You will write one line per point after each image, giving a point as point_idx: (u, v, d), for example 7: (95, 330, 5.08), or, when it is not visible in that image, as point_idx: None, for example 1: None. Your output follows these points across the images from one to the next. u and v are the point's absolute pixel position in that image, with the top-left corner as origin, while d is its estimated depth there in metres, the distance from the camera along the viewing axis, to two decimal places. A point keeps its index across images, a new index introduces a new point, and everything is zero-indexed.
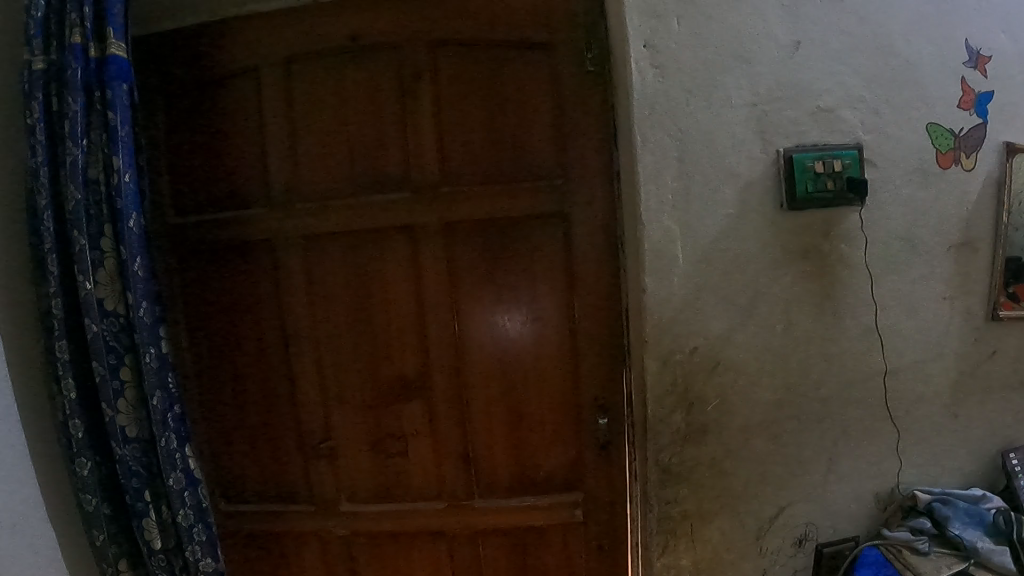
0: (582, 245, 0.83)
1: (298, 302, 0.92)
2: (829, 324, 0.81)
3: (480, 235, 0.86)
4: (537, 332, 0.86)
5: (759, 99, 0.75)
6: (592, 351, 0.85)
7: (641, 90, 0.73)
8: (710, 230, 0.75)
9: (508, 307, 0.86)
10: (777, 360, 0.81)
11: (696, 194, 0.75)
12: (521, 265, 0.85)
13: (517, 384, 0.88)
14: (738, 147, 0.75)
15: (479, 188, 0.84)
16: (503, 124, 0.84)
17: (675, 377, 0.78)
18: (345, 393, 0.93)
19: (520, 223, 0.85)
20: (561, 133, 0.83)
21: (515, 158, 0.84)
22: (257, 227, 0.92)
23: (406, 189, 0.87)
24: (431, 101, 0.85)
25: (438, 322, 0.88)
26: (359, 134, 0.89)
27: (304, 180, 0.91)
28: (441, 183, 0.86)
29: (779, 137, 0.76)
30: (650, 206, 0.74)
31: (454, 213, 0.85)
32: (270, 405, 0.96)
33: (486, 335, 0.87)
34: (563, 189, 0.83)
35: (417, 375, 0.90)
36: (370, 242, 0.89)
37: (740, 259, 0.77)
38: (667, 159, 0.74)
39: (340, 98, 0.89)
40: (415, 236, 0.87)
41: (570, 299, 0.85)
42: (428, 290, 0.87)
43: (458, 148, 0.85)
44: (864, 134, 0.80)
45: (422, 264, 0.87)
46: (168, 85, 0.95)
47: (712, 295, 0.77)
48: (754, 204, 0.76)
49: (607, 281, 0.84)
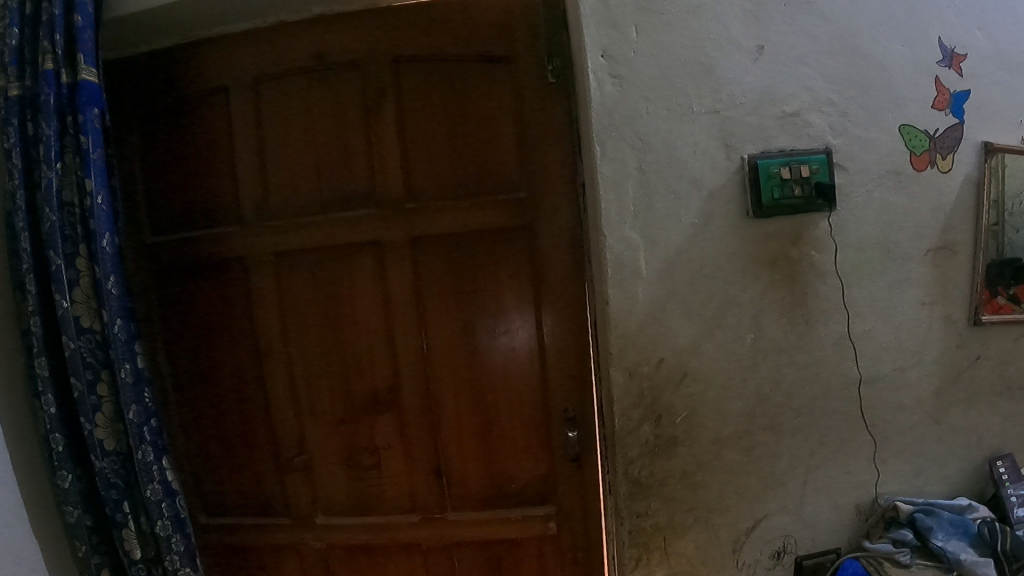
0: (548, 258, 0.82)
1: (270, 318, 0.92)
2: (801, 333, 0.80)
3: (447, 250, 0.85)
4: (506, 345, 0.86)
5: (722, 106, 0.73)
6: (561, 365, 0.84)
7: (599, 100, 0.71)
8: (674, 241, 0.73)
9: (476, 321, 0.86)
10: (747, 371, 0.79)
11: (660, 205, 0.72)
12: (488, 279, 0.85)
13: (486, 397, 0.87)
14: (702, 155, 0.73)
15: (443, 203, 0.84)
16: (467, 138, 0.84)
17: (643, 391, 0.77)
18: (317, 408, 0.92)
19: (486, 237, 0.84)
20: (523, 145, 0.82)
21: (479, 171, 0.84)
22: (229, 244, 0.93)
23: (372, 205, 0.87)
24: (395, 116, 0.85)
25: (407, 336, 0.87)
26: (326, 151, 0.89)
27: (274, 196, 0.91)
28: (406, 199, 0.85)
29: (743, 143, 0.74)
30: (612, 217, 0.72)
31: (420, 228, 0.85)
32: (246, 420, 0.97)
33: (455, 350, 0.87)
34: (528, 202, 0.82)
35: (388, 391, 0.89)
36: (338, 258, 0.89)
37: (707, 268, 0.75)
38: (627, 170, 0.72)
39: (307, 114, 0.89)
40: (382, 251, 0.87)
41: (538, 312, 0.84)
42: (396, 305, 0.87)
43: (422, 164, 0.85)
44: (834, 138, 0.78)
45: (389, 279, 0.87)
46: (145, 107, 0.96)
47: (678, 306, 0.74)
48: (719, 213, 0.74)
49: (573, 294, 0.83)
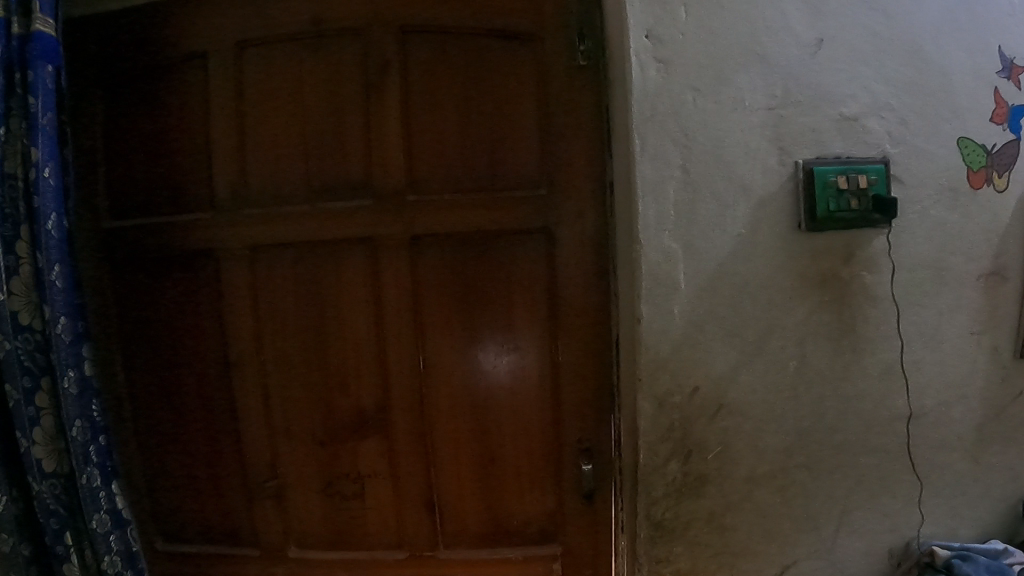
0: (567, 267, 0.72)
1: (244, 321, 0.81)
2: (847, 362, 0.72)
3: (451, 252, 0.74)
4: (514, 365, 0.75)
5: (777, 102, 0.65)
6: (577, 389, 0.73)
7: (641, 87, 0.62)
8: (718, 254, 0.63)
9: (481, 337, 0.75)
10: (787, 404, 0.70)
11: (705, 211, 0.63)
12: (497, 288, 0.74)
13: (489, 422, 0.76)
14: (753, 157, 0.64)
15: (450, 198, 0.73)
16: (480, 125, 0.73)
17: (672, 423, 0.67)
18: (294, 427, 0.81)
19: (497, 239, 0.73)
20: (545, 137, 0.72)
21: (492, 165, 0.73)
22: (200, 234, 0.81)
23: (366, 197, 0.75)
24: (399, 96, 0.74)
25: (400, 350, 0.76)
26: (318, 133, 0.78)
27: (255, 181, 0.80)
28: (407, 191, 0.74)
29: (798, 146, 0.65)
30: (650, 222, 0.62)
31: (421, 225, 0.73)
32: (213, 434, 0.85)
33: (454, 368, 0.75)
34: (548, 201, 0.71)
35: (376, 410, 0.78)
36: (325, 255, 0.77)
37: (752, 285, 0.65)
38: (670, 169, 0.62)
39: (299, 90, 0.78)
40: (376, 250, 0.75)
41: (552, 328, 0.74)
42: (389, 313, 0.75)
43: (427, 152, 0.74)
44: (891, 147, 0.70)
45: (383, 283, 0.75)
46: (111, 73, 0.85)
47: (718, 329, 0.65)
48: (769, 223, 0.65)
49: (594, 308, 0.72)
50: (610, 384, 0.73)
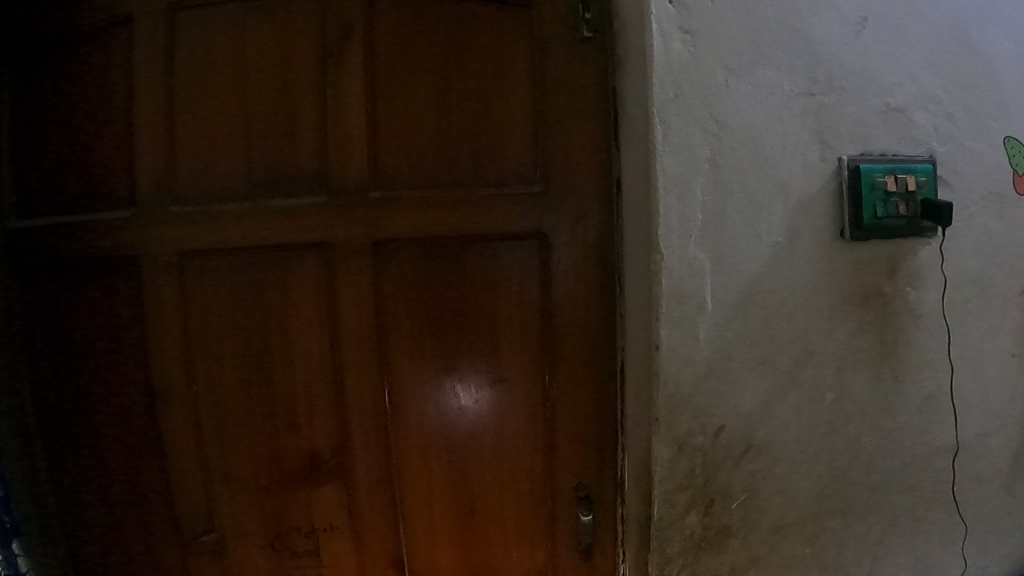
0: (564, 280, 0.59)
1: (176, 344, 0.67)
2: (888, 390, 0.62)
3: (420, 262, 0.61)
4: (497, 400, 0.62)
5: (817, 88, 0.55)
6: (577, 427, 0.61)
7: (665, 62, 0.51)
8: (750, 266, 0.52)
9: (457, 366, 0.61)
10: (823, 442, 0.59)
11: (736, 214, 0.52)
12: (478, 307, 0.61)
13: (467, 467, 0.63)
14: (791, 151, 0.53)
15: (421, 196, 0.59)
16: (460, 107, 0.60)
17: (693, 468, 0.55)
18: (234, 471, 0.68)
19: (478, 247, 0.60)
20: (539, 123, 0.59)
21: (475, 155, 0.60)
22: (121, 236, 0.67)
23: (320, 194, 0.62)
24: (363, 72, 0.61)
25: (359, 380, 0.62)
26: (268, 116, 0.64)
27: (189, 173, 0.66)
28: (368, 186, 0.60)
29: (841, 140, 0.55)
30: (671, 228, 0.50)
31: (385, 229, 0.60)
32: (137, 477, 0.71)
33: (423, 403, 0.62)
34: (541, 201, 0.58)
35: (332, 453, 0.66)
36: (273, 264, 0.64)
37: (790, 303, 0.54)
38: (696, 163, 0.51)
39: (245, 63, 0.65)
40: (330, 258, 0.62)
41: (546, 356, 0.60)
42: (346, 336, 0.62)
43: (395, 140, 0.61)
44: (937, 145, 0.62)
45: (339, 299, 0.62)
46: (19, 41, 0.70)
47: (750, 356, 0.53)
48: (808, 230, 0.54)
49: (597, 332, 0.59)
50: (614, 421, 0.61)
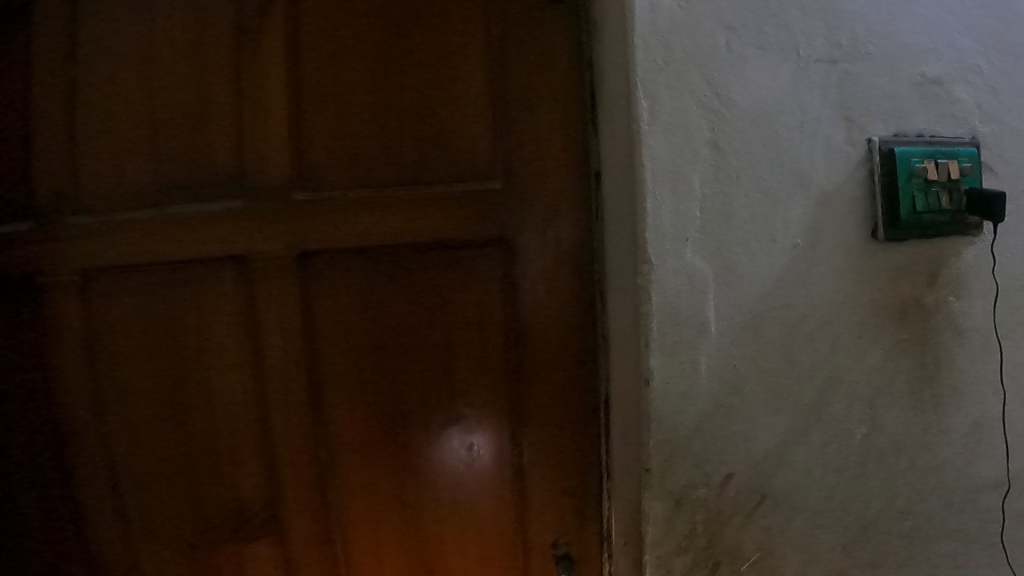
0: (531, 296, 0.47)
1: (79, 376, 0.57)
2: (928, 420, 0.51)
3: (358, 276, 0.49)
4: (455, 443, 0.50)
5: (840, 54, 0.44)
6: (552, 474, 0.50)
7: (651, 21, 0.40)
8: (762, 277, 0.42)
9: (405, 402, 0.50)
10: (851, 486, 0.49)
11: (743, 211, 0.41)
12: (429, 330, 0.49)
13: (422, 522, 0.52)
14: (811, 132, 0.43)
15: (355, 196, 0.48)
16: (403, 85, 0.49)
17: (694, 527, 0.44)
18: (152, 524, 0.58)
19: (427, 257, 0.49)
20: (498, 101, 0.48)
21: (422, 145, 0.49)
22: (11, 249, 0.56)
23: (239, 196, 0.52)
24: (288, 49, 0.51)
25: (288, 419, 0.52)
26: (181, 104, 0.54)
27: (89, 174, 0.55)
28: (292, 186, 0.49)
29: (870, 118, 0.45)
30: (662, 231, 0.40)
31: (313, 237, 0.49)
32: (41, 531, 0.60)
33: (366, 446, 0.51)
34: (503, 199, 0.47)
35: (263, 504, 0.55)
36: (190, 281, 0.54)
37: (812, 322, 0.43)
38: (693, 148, 0.40)
39: (154, 42, 0.55)
40: (250, 274, 0.51)
41: (513, 390, 0.49)
42: (271, 367, 0.51)
43: (325, 129, 0.50)
44: (982, 125, 0.51)
45: (260, 323, 0.51)
46: None
47: (764, 389, 0.43)
48: (832, 228, 0.43)
49: (574, 359, 0.48)
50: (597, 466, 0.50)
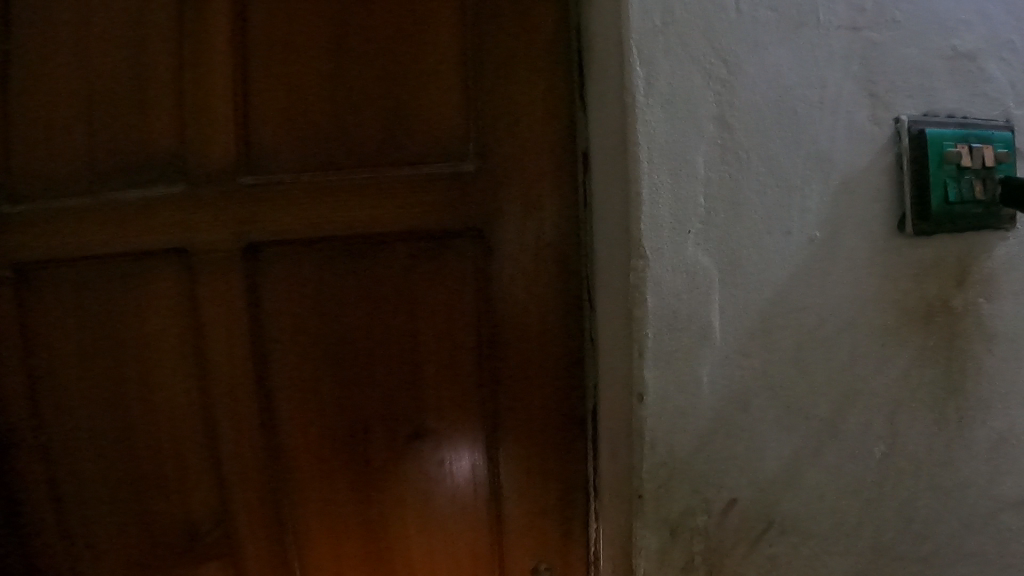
0: (508, 297, 0.40)
1: (15, 380, 0.52)
2: (958, 436, 0.45)
3: (314, 271, 0.44)
4: (419, 460, 0.44)
5: (864, 20, 0.39)
6: (532, 500, 0.43)
7: None
8: (775, 274, 0.36)
9: (365, 415, 0.44)
10: (868, 509, 0.43)
11: (754, 198, 0.36)
12: (392, 334, 0.43)
13: (385, 547, 0.46)
14: (831, 109, 0.37)
15: (309, 180, 0.42)
16: (360, 53, 0.43)
17: (692, 560, 0.39)
18: (97, 542, 0.53)
19: (389, 250, 0.42)
20: (470, 69, 0.41)
21: (383, 121, 0.42)
22: None
23: (182, 181, 0.46)
24: (236, 14, 0.45)
25: (237, 429, 0.47)
26: (120, 78, 0.48)
27: (23, 157, 0.50)
28: (238, 170, 0.44)
29: (897, 94, 0.39)
30: (660, 221, 0.34)
31: (262, 227, 0.43)
32: None
33: (324, 461, 0.46)
34: (473, 183, 0.40)
35: (213, 523, 0.50)
36: (129, 275, 0.48)
37: (829, 326, 0.38)
38: (697, 125, 0.34)
39: (92, 9, 0.49)
40: (193, 269, 0.46)
41: (485, 404, 0.42)
42: (217, 372, 0.46)
43: (275, 105, 0.44)
44: (1017, 107, 0.44)
45: (204, 324, 0.46)
46: None
47: (774, 402, 0.37)
48: (854, 220, 0.38)
49: (557, 372, 0.41)
50: (583, 493, 0.43)
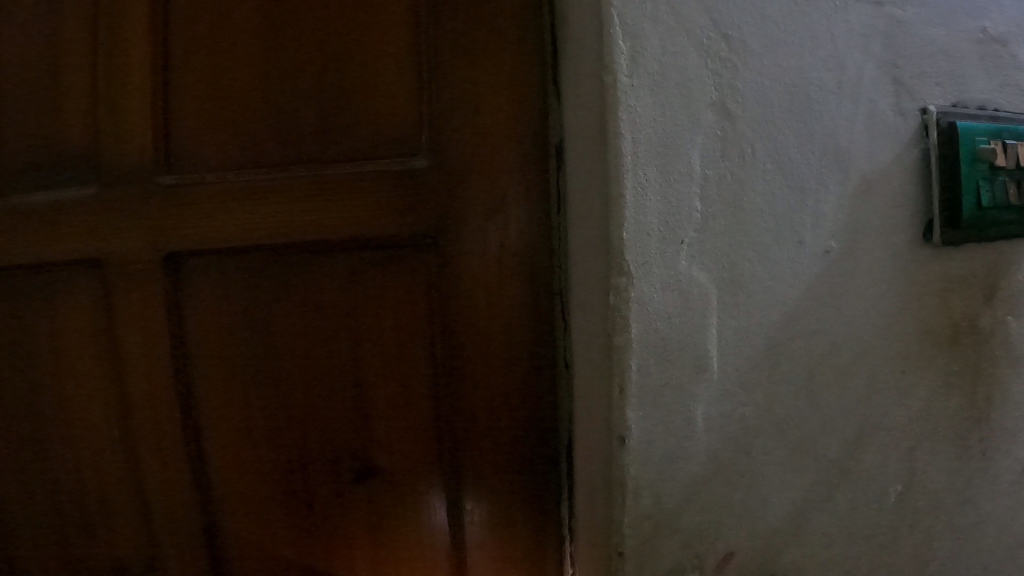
0: (468, 315, 0.35)
1: None
2: (1003, 478, 0.38)
3: (248, 281, 0.38)
4: (368, 501, 0.38)
5: None
6: (497, 555, 0.36)
7: None
8: (783, 292, 0.31)
9: (307, 447, 0.38)
10: (896, 568, 0.36)
11: (760, 202, 0.30)
12: (337, 356, 0.37)
13: None
14: (848, 97, 0.32)
15: (238, 177, 0.36)
16: (298, 27, 0.36)
17: None
18: None
19: (334, 258, 0.36)
20: (423, 46, 0.34)
21: (324, 106, 0.36)
22: None
23: (93, 179, 0.39)
24: None
25: (160, 464, 0.40)
26: (24, 57, 0.41)
27: None
28: (156, 167, 0.38)
29: (923, 81, 0.34)
30: (647, 230, 0.28)
31: (185, 233, 0.37)
32: None
33: (259, 500, 0.40)
34: (428, 180, 0.34)
35: (140, 566, 0.44)
36: (36, 285, 0.42)
37: (843, 353, 0.32)
38: (692, 113, 0.29)
39: None
40: (106, 279, 0.39)
41: (443, 438, 0.36)
42: (136, 399, 0.40)
43: (201, 88, 0.38)
44: None
45: (120, 343, 0.39)
46: None
47: (779, 442, 0.32)
48: (874, 227, 0.32)
49: (527, 403, 0.35)
50: (559, 548, 0.36)
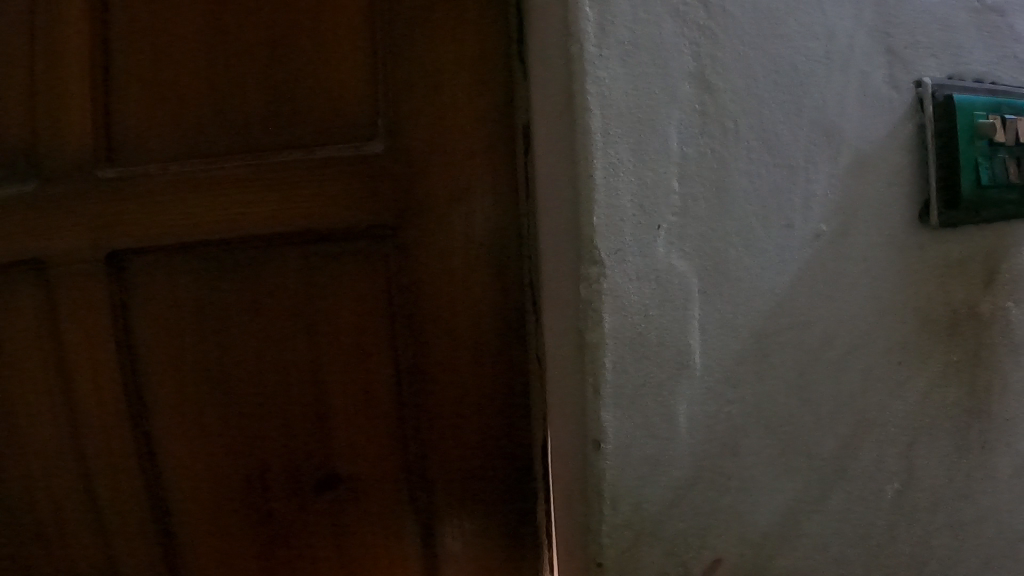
0: (434, 312, 0.32)
1: None
2: (1006, 473, 0.36)
3: (198, 279, 0.35)
4: (332, 512, 0.35)
5: None
6: (469, 566, 0.34)
7: None
8: (770, 281, 0.28)
9: (266, 456, 0.36)
10: (897, 572, 0.34)
11: (744, 183, 0.28)
12: (296, 358, 0.34)
13: None
14: (838, 68, 0.29)
15: (185, 167, 0.34)
16: (246, 3, 0.33)
17: None
18: None
19: (290, 253, 0.34)
20: (380, 19, 0.32)
21: (275, 89, 0.33)
22: None
23: (23, 173, 0.36)
24: None
25: (112, 477, 0.38)
26: None
27: None
28: (96, 158, 0.35)
29: (918, 51, 0.31)
30: (620, 215, 0.26)
31: (129, 228, 0.34)
32: None
33: (218, 513, 0.37)
34: (388, 166, 0.31)
35: None
36: None
37: (835, 345, 0.30)
38: (669, 87, 0.26)
39: None
40: (44, 281, 0.36)
41: (411, 444, 0.34)
42: (84, 408, 0.37)
43: (143, 71, 0.35)
44: None
45: (65, 348, 0.37)
46: None
47: (768, 442, 0.29)
48: (866, 209, 0.30)
49: (500, 404, 0.33)
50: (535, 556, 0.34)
